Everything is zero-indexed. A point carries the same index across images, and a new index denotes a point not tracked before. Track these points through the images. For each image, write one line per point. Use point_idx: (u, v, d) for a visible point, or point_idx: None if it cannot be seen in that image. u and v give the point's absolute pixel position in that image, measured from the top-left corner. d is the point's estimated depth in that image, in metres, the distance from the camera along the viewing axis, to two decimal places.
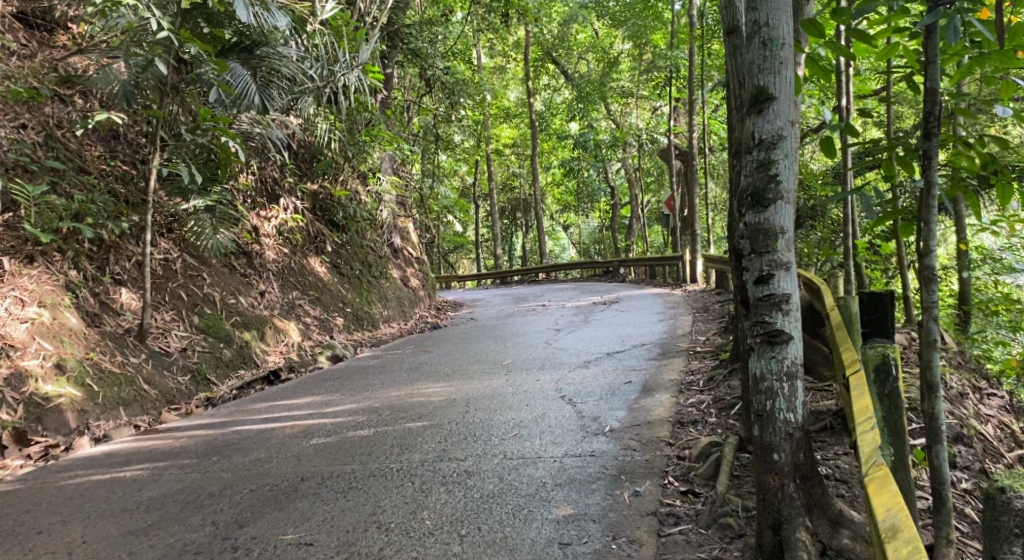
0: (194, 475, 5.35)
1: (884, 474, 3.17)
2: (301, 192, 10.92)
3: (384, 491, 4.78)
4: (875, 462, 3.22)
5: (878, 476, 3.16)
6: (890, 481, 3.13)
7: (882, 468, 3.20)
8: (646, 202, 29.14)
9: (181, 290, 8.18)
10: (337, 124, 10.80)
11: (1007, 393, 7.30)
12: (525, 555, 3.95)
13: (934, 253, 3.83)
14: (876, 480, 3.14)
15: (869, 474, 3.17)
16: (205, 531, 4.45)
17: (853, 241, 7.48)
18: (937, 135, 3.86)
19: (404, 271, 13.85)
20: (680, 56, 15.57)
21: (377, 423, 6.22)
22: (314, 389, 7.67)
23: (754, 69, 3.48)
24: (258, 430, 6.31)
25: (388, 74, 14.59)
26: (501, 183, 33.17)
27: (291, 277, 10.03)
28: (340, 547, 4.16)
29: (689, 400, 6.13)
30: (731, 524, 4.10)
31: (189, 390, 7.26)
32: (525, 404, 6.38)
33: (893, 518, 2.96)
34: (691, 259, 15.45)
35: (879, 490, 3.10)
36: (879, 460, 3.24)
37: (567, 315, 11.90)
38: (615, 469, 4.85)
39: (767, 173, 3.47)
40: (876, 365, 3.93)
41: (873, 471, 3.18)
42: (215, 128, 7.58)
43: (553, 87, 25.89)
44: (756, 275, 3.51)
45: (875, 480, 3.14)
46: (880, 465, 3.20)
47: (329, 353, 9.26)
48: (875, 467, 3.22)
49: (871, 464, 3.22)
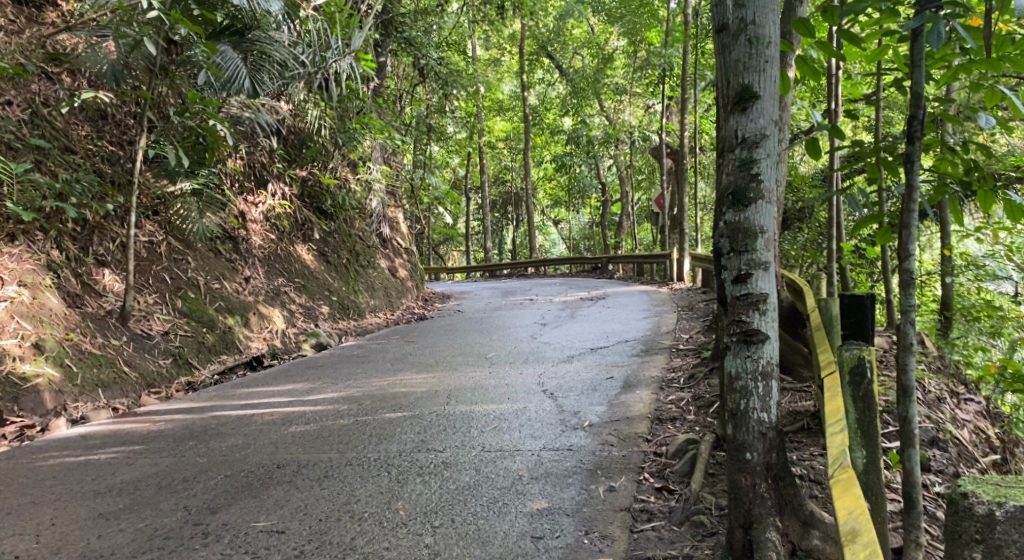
0: (169, 459, 5.32)
1: (849, 477, 3.17)
2: (290, 177, 10.85)
3: (360, 481, 4.76)
4: (841, 464, 3.22)
5: (842, 478, 3.16)
6: (854, 484, 3.13)
7: (848, 470, 3.21)
8: (637, 199, 29.16)
9: (164, 273, 8.13)
10: (327, 110, 10.74)
11: (985, 399, 7.34)
12: (497, 548, 3.95)
13: (913, 258, 3.82)
14: (840, 481, 3.14)
15: (835, 476, 3.18)
16: (177, 516, 4.43)
17: (838, 244, 7.50)
18: (919, 139, 3.83)
19: (393, 261, 13.81)
20: (674, 55, 15.56)
21: (356, 412, 6.20)
22: (296, 377, 7.64)
23: (739, 67, 3.47)
24: (236, 416, 6.28)
25: (381, 62, 14.53)
26: (494, 176, 33.16)
27: (277, 264, 9.97)
28: (312, 535, 4.14)
29: (669, 397, 6.15)
30: (705, 521, 4.10)
31: (169, 373, 7.23)
32: (506, 397, 6.37)
33: (854, 521, 2.98)
34: (680, 258, 15.45)
35: (843, 492, 3.10)
36: (847, 462, 3.24)
37: (554, 310, 11.90)
38: (592, 464, 4.85)
39: (749, 172, 3.46)
40: (851, 368, 3.88)
41: (839, 473, 3.19)
42: (204, 111, 7.58)
43: (548, 81, 25.85)
44: (734, 274, 3.51)
45: (839, 481, 3.14)
46: (846, 468, 3.21)
47: (314, 341, 9.22)
48: (841, 469, 3.22)
49: (839, 466, 3.22)
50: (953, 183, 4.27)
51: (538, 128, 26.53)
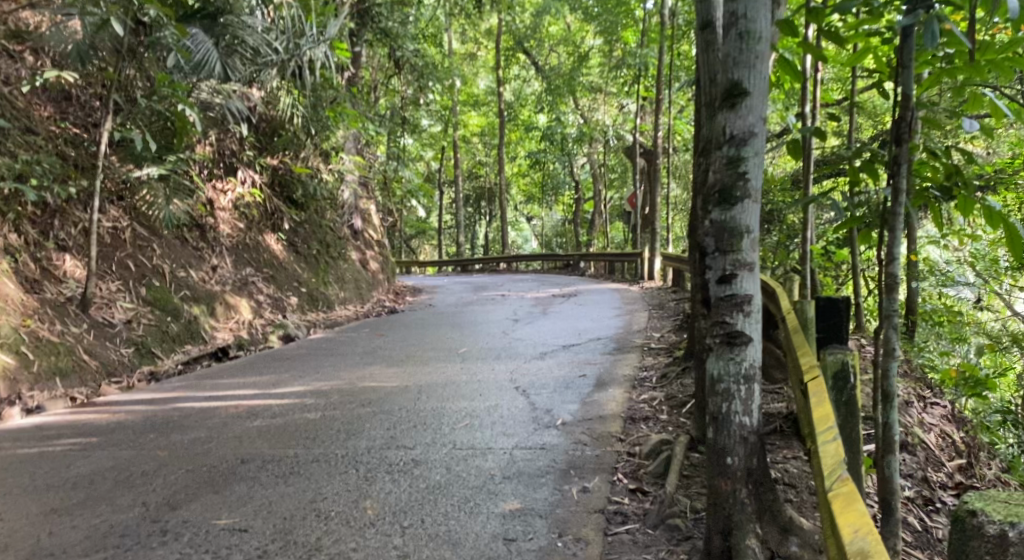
0: (128, 452, 5.13)
1: (850, 490, 2.86)
2: (259, 165, 10.61)
3: (327, 478, 4.63)
4: (840, 478, 2.93)
5: (843, 492, 2.85)
6: (856, 495, 2.81)
7: (848, 484, 2.91)
8: (610, 197, 29.12)
9: (129, 260, 7.88)
10: (300, 98, 10.52)
11: (952, 404, 7.40)
12: (467, 550, 3.84)
13: (899, 260, 3.72)
14: (842, 496, 2.84)
15: (834, 490, 2.87)
16: (134, 512, 4.26)
17: (810, 246, 7.51)
18: (907, 142, 3.78)
19: (364, 254, 13.61)
20: (651, 55, 15.51)
21: (324, 407, 6.06)
22: (262, 369, 7.45)
23: (729, 62, 3.36)
24: (200, 408, 6.10)
25: (356, 51, 14.27)
26: (468, 171, 33.02)
27: (244, 254, 9.75)
28: (276, 535, 4.00)
29: (642, 396, 6.08)
30: (680, 525, 4.01)
31: (131, 363, 7.01)
32: (478, 393, 6.28)
33: (862, 538, 2.62)
34: (651, 257, 15.45)
35: (845, 507, 2.78)
36: (845, 474, 2.96)
37: (526, 306, 11.81)
38: (565, 464, 4.77)
39: (736, 170, 3.36)
40: (834, 373, 3.83)
41: (838, 486, 2.89)
42: (173, 95, 7.34)
43: (524, 77, 25.68)
44: (719, 274, 3.43)
45: (841, 496, 2.83)
46: (846, 480, 2.92)
47: (281, 333, 9.01)
48: (839, 482, 2.93)
49: (836, 479, 2.93)
50: (933, 188, 4.25)
51: (513, 125, 26.45)
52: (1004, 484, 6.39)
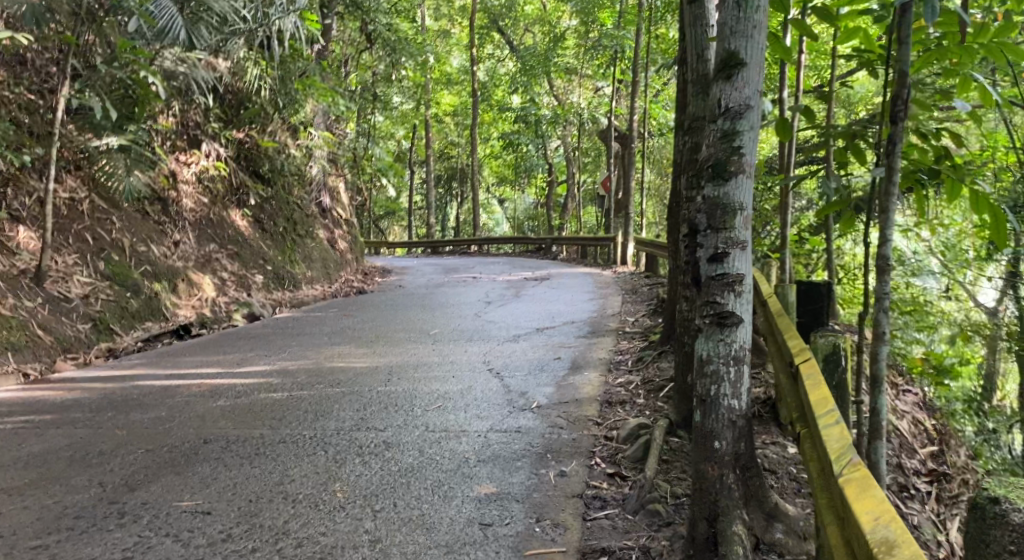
0: (84, 431, 4.89)
1: (863, 474, 2.62)
2: (225, 138, 10.24)
3: (294, 460, 4.45)
4: (852, 462, 2.69)
5: (855, 477, 2.61)
6: (870, 479, 2.57)
7: (861, 468, 2.67)
8: (583, 182, 28.96)
9: (86, 233, 7.56)
10: (269, 71, 10.21)
11: (922, 392, 7.43)
12: (443, 534, 3.70)
13: (890, 242, 3.62)
14: (855, 481, 2.59)
15: (846, 477, 2.63)
16: (90, 493, 4.05)
17: (786, 233, 7.46)
18: (904, 120, 3.63)
19: (333, 232, 13.34)
20: (626, 38, 15.33)
21: (292, 386, 5.87)
22: (227, 348, 7.21)
23: (725, 31, 3.22)
24: (161, 386, 5.86)
25: (327, 25, 13.89)
26: (440, 152, 32.67)
27: (208, 229, 9.45)
28: (241, 517, 3.83)
29: (618, 379, 5.99)
30: (660, 511, 3.90)
31: (89, 339, 6.74)
32: (451, 375, 6.13)
33: (885, 529, 2.29)
34: (623, 242, 15.35)
35: (861, 495, 2.51)
36: (855, 457, 2.72)
37: (498, 289, 11.66)
38: (542, 447, 4.64)
39: (731, 144, 3.24)
40: (825, 355, 3.95)
41: (849, 471, 2.64)
42: (134, 62, 7.00)
43: (497, 57, 25.30)
44: (710, 252, 3.31)
45: (854, 484, 2.58)
46: (858, 464, 2.67)
47: (245, 312, 8.76)
48: (851, 467, 2.69)
49: (846, 464, 2.70)
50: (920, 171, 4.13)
51: (486, 105, 26.17)
52: (973, 471, 6.43)
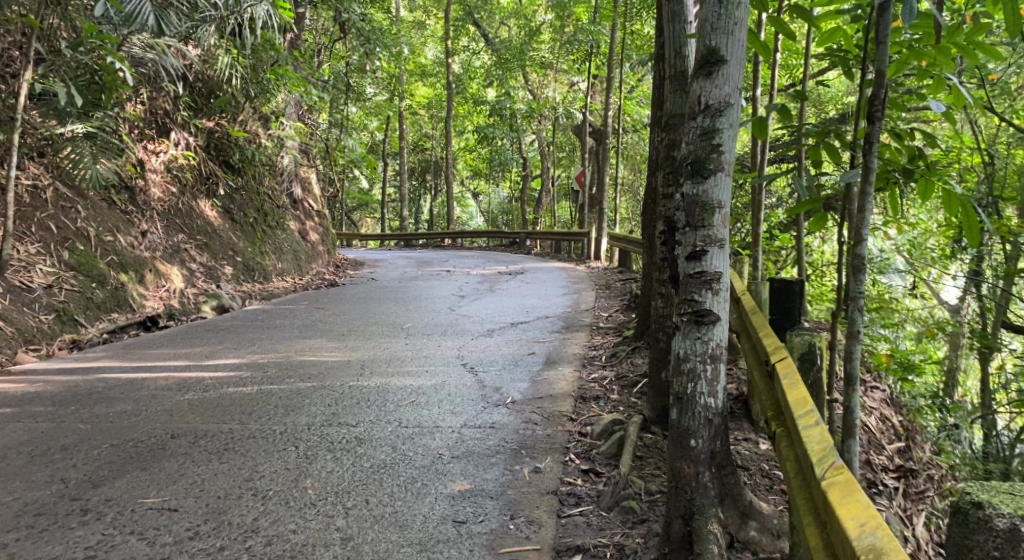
0: (47, 425, 4.77)
1: (847, 478, 2.62)
2: (195, 127, 10.04)
3: (264, 455, 4.38)
4: (834, 464, 2.69)
5: (839, 481, 2.61)
6: (855, 484, 2.57)
7: (844, 470, 2.67)
8: (557, 176, 28.92)
9: (50, 221, 7.37)
10: (240, 59, 10.00)
11: (889, 389, 7.53)
12: (416, 532, 3.66)
13: (866, 242, 3.64)
14: (839, 485, 2.59)
15: (829, 480, 2.63)
16: (52, 490, 3.95)
17: (759, 230, 7.50)
18: (881, 119, 3.64)
19: (304, 224, 13.17)
20: (602, 33, 15.30)
21: (262, 380, 5.78)
22: (195, 340, 7.09)
23: (706, 27, 3.21)
24: (127, 379, 5.74)
25: (300, 14, 13.66)
26: (413, 144, 32.42)
27: (177, 219, 9.28)
28: (209, 515, 3.75)
29: (591, 374, 5.98)
30: (634, 508, 3.89)
31: (52, 330, 6.58)
32: (424, 370, 6.08)
33: (872, 535, 2.34)
34: (597, 238, 15.35)
35: (845, 499, 2.52)
36: (838, 460, 2.72)
37: (472, 283, 11.60)
38: (516, 443, 4.62)
39: (710, 142, 3.24)
40: (801, 354, 4.02)
41: (832, 475, 2.64)
42: (101, 47, 6.79)
43: (472, 49, 25.11)
44: (688, 250, 3.30)
45: (837, 488, 2.58)
46: (840, 467, 2.67)
47: (214, 303, 8.63)
48: (834, 470, 2.69)
49: (829, 467, 2.69)
50: (895, 172, 4.14)
51: (460, 97, 26.01)
52: (938, 467, 6.54)
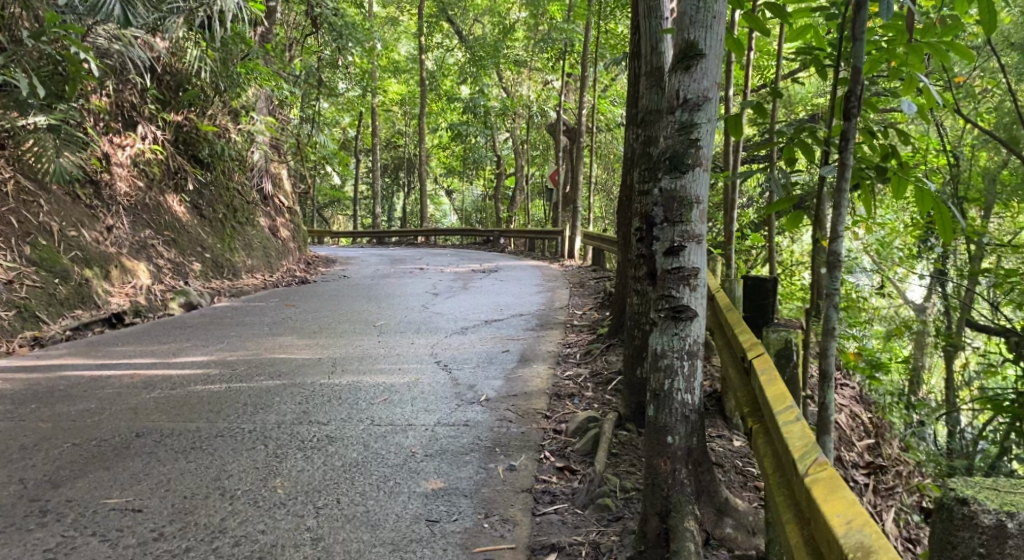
0: (6, 424, 4.63)
1: (830, 475, 2.59)
2: (162, 121, 9.84)
3: (232, 454, 4.28)
4: (817, 461, 2.67)
5: (823, 478, 2.58)
6: (838, 480, 2.55)
7: (828, 466, 2.65)
8: (531, 175, 28.91)
9: (12, 216, 7.16)
10: (210, 52, 9.81)
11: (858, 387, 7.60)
12: (388, 532, 3.59)
13: (841, 239, 3.62)
14: (822, 482, 2.57)
15: (813, 477, 2.60)
16: (10, 490, 3.82)
17: (732, 229, 7.51)
18: (857, 116, 3.63)
19: (274, 220, 12.98)
20: (576, 32, 15.27)
21: (230, 378, 5.66)
22: (161, 337, 6.94)
23: (685, 21, 3.19)
24: (90, 377, 5.60)
25: (271, 7, 13.45)
26: (386, 141, 32.21)
27: (144, 213, 9.08)
28: (174, 515, 3.65)
29: (566, 372, 5.95)
30: (610, 505, 3.87)
31: (12, 327, 6.41)
32: (397, 367, 6.00)
33: (859, 533, 2.31)
34: (571, 236, 15.33)
35: (830, 495, 2.50)
36: (821, 457, 2.70)
37: (445, 280, 11.52)
38: (490, 441, 4.57)
39: (688, 137, 3.21)
40: (778, 351, 4.02)
41: (816, 472, 2.62)
42: (65, 37, 6.56)
43: (446, 46, 24.98)
44: (666, 246, 3.27)
45: (822, 485, 2.55)
46: (824, 463, 2.65)
47: (182, 300, 8.47)
48: (817, 466, 2.66)
49: (813, 463, 2.67)
50: (869, 170, 4.14)
51: (434, 94, 25.87)
52: (907, 463, 6.60)
